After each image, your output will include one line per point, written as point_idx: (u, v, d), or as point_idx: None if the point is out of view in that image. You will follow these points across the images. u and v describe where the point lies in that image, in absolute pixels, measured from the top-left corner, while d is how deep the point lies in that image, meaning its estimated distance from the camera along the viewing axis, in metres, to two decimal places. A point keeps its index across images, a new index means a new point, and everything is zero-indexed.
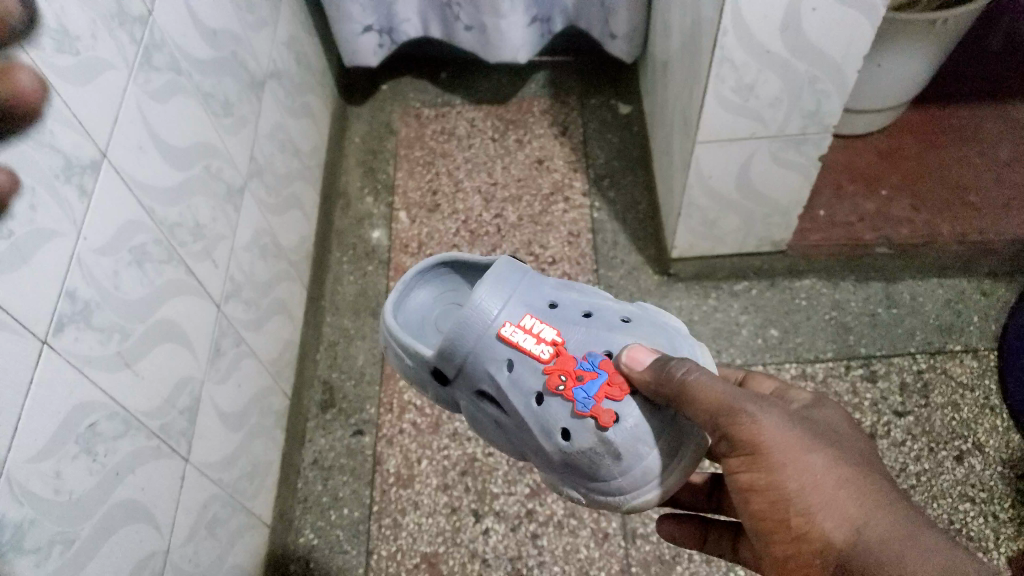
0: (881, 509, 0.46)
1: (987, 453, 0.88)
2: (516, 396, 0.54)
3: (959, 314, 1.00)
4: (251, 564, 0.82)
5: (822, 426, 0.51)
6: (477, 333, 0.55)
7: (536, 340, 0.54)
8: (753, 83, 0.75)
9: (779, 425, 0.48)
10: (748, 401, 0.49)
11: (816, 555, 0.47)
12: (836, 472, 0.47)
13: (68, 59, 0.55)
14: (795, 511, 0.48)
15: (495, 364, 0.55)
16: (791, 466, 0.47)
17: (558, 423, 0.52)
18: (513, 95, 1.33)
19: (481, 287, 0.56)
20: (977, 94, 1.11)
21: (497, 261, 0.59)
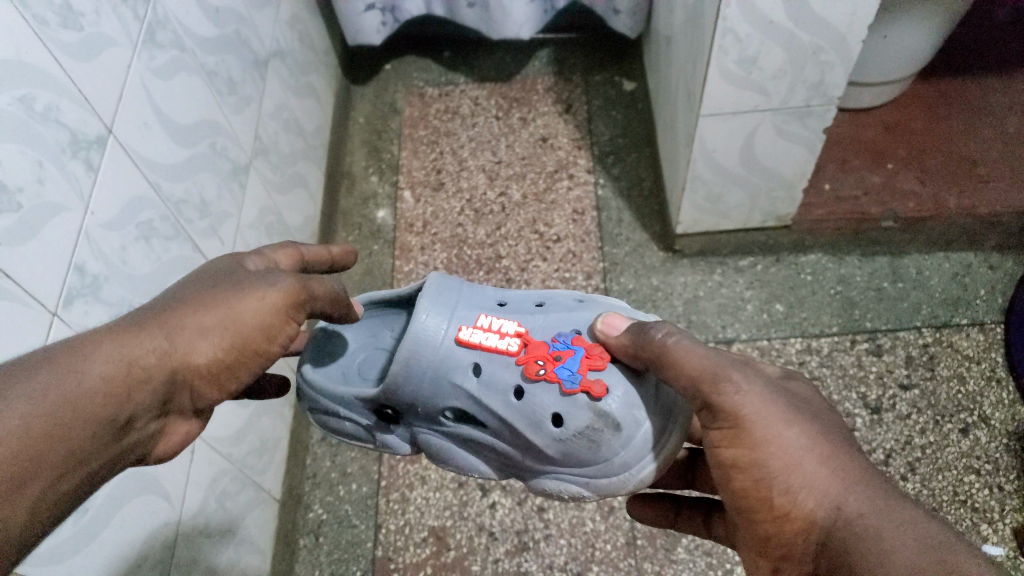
0: (861, 486, 0.45)
1: (992, 425, 0.88)
2: (492, 396, 0.53)
3: (965, 288, 1.00)
4: (262, 538, 0.83)
5: (803, 400, 0.50)
6: (434, 345, 0.54)
7: (500, 336, 0.54)
8: (757, 55, 0.75)
9: (762, 398, 0.48)
10: (731, 372, 0.48)
11: (799, 535, 0.46)
12: (817, 450, 0.47)
13: (72, 34, 0.55)
14: (777, 489, 0.47)
15: (459, 372, 0.54)
16: (773, 442, 0.47)
17: (548, 408, 0.52)
18: (517, 72, 1.33)
19: (424, 307, 0.55)
20: (983, 66, 1.10)
21: (428, 277, 0.58)
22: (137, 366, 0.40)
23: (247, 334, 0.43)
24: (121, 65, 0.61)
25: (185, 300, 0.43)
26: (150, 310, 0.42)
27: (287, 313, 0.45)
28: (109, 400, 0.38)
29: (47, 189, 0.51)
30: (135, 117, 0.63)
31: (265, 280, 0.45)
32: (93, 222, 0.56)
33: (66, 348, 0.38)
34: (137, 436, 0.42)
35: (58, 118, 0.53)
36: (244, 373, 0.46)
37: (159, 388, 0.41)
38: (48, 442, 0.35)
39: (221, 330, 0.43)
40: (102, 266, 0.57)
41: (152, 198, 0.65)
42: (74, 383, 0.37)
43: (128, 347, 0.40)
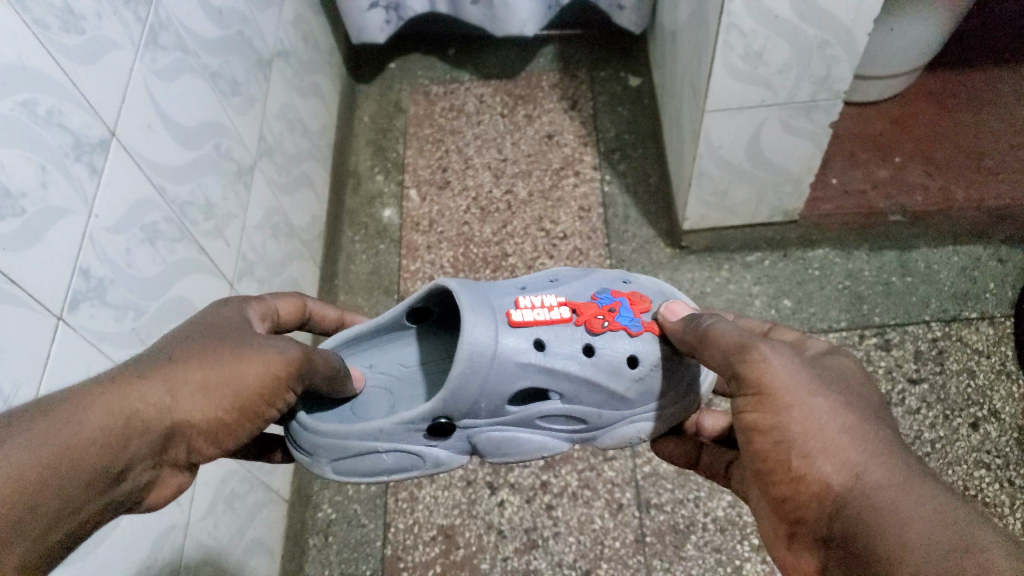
0: (885, 455, 0.43)
1: (1003, 419, 0.88)
2: (564, 361, 0.55)
3: (975, 282, 0.99)
4: (272, 538, 0.83)
5: (838, 372, 0.49)
6: (493, 333, 0.53)
7: (547, 308, 0.56)
8: (762, 50, 0.74)
9: (790, 368, 0.48)
10: (760, 344, 0.50)
11: (814, 498, 0.46)
12: (841, 418, 0.46)
13: (75, 38, 0.56)
14: (796, 451, 0.46)
15: (522, 352, 0.54)
16: (795, 408, 0.47)
17: (624, 352, 0.56)
18: (522, 69, 1.32)
19: (466, 314, 0.53)
20: (992, 58, 1.09)
21: (441, 280, 0.57)
22: (139, 417, 0.40)
23: (248, 395, 0.45)
24: (124, 68, 0.61)
25: (188, 352, 0.44)
26: (154, 359, 0.43)
27: (282, 376, 0.47)
28: (108, 449, 0.39)
29: (51, 192, 0.51)
30: (139, 120, 0.63)
31: (269, 345, 0.47)
32: (97, 225, 0.56)
33: (71, 394, 0.39)
34: (129, 485, 0.42)
35: (61, 122, 0.53)
36: (239, 432, 0.47)
37: (156, 440, 0.42)
38: (45, 487, 0.36)
39: (222, 389, 0.44)
40: (107, 269, 0.57)
41: (156, 200, 0.65)
42: (76, 430, 0.37)
43: (133, 397, 0.40)
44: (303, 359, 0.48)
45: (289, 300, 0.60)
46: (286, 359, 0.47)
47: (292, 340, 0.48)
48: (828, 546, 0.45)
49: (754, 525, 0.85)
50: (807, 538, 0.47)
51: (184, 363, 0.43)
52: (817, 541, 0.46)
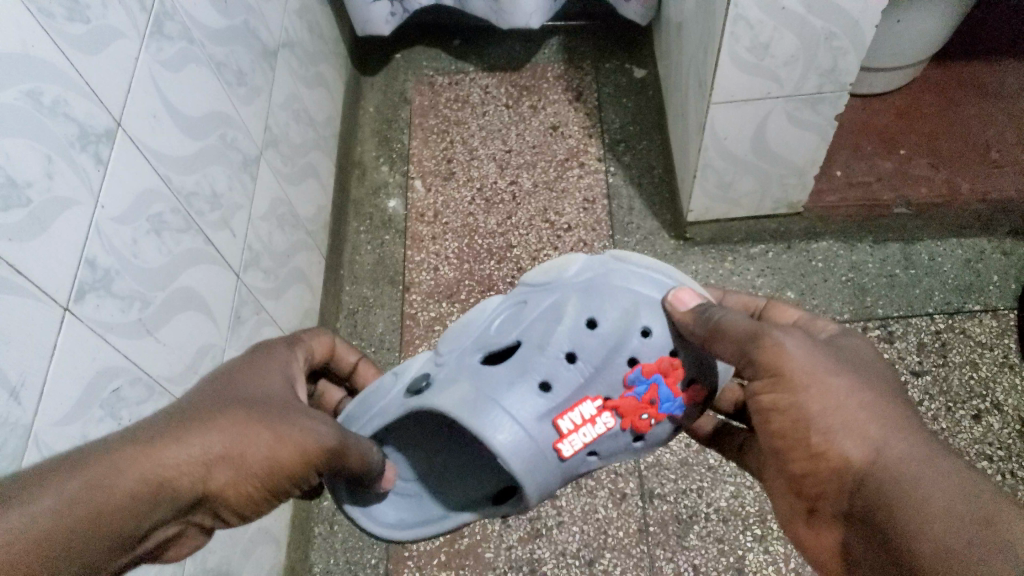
0: (903, 433, 0.44)
1: (1005, 411, 0.88)
2: (615, 454, 0.58)
3: (978, 274, 0.99)
4: (278, 526, 0.84)
5: (847, 353, 0.49)
6: (552, 466, 0.52)
7: (593, 424, 0.55)
8: (768, 42, 0.74)
9: (806, 351, 0.48)
10: (774, 333, 0.49)
11: (834, 473, 0.46)
12: (859, 395, 0.46)
13: (80, 28, 0.56)
14: (814, 430, 0.47)
15: (579, 468, 0.56)
16: (815, 387, 0.46)
17: (672, 427, 0.58)
18: (527, 60, 1.32)
19: (517, 461, 0.50)
20: (997, 50, 1.09)
21: (454, 416, 0.50)
22: (172, 485, 0.38)
23: (280, 476, 0.43)
24: (128, 58, 0.62)
25: (236, 421, 0.41)
26: (201, 419, 0.40)
27: (316, 461, 0.45)
28: (135, 517, 0.36)
29: (56, 182, 0.52)
30: (144, 110, 0.63)
31: (311, 429, 0.45)
32: (103, 215, 0.57)
33: (111, 455, 0.36)
34: (140, 547, 0.39)
35: (67, 112, 0.53)
36: (259, 507, 0.45)
37: (181, 509, 0.39)
38: (66, 553, 0.33)
39: (256, 468, 0.42)
40: (113, 260, 0.57)
41: (162, 190, 0.65)
42: (108, 496, 0.35)
43: (172, 466, 0.38)
44: (336, 448, 0.46)
45: (319, 341, 0.62)
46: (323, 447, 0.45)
47: (331, 427, 0.46)
48: (849, 521, 0.46)
49: (757, 515, 0.85)
50: (826, 513, 0.49)
51: (229, 432, 0.41)
52: (839, 514, 0.47)
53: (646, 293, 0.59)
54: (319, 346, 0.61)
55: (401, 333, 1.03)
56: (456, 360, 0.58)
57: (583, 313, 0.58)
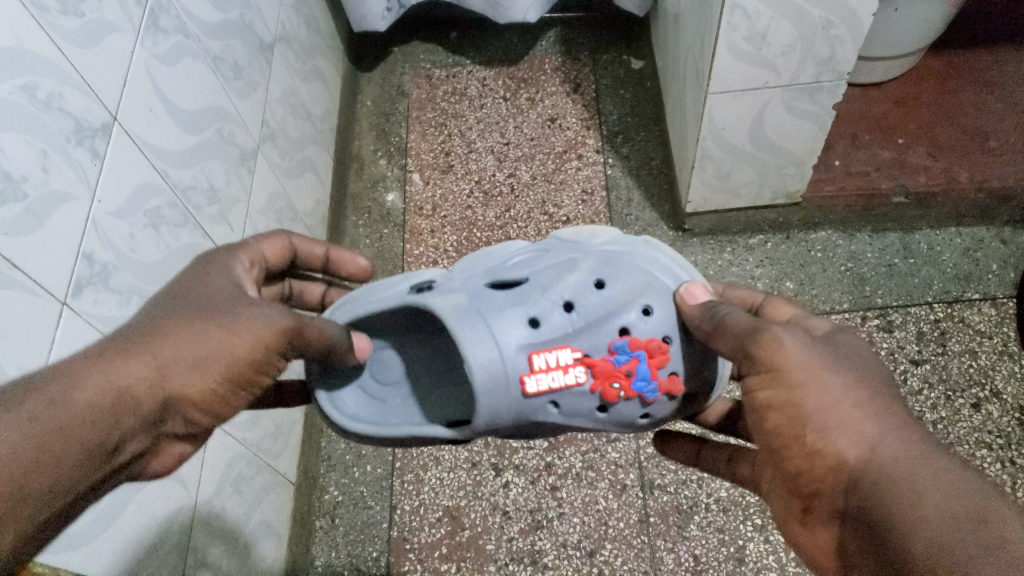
0: (898, 431, 0.43)
1: (1004, 399, 0.88)
2: (579, 418, 0.56)
3: (977, 262, 0.99)
4: (279, 519, 0.84)
5: (844, 348, 0.48)
6: (507, 403, 0.53)
7: (563, 371, 0.54)
8: (766, 31, 0.74)
9: (804, 348, 0.47)
10: (770, 328, 0.48)
11: (829, 471, 0.45)
12: (857, 393, 0.45)
13: (74, 22, 0.56)
14: (811, 427, 0.45)
15: (538, 411, 0.55)
16: (812, 384, 0.45)
17: (637, 412, 0.57)
18: (525, 52, 1.32)
19: (478, 373, 0.51)
20: (995, 38, 1.09)
21: (447, 324, 0.52)
22: (127, 393, 0.40)
23: (242, 367, 0.44)
24: (123, 52, 0.61)
25: (178, 323, 0.43)
26: (139, 333, 0.42)
27: (277, 347, 0.46)
28: (99, 428, 0.38)
29: (53, 177, 0.52)
30: (140, 104, 0.63)
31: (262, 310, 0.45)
32: (100, 210, 0.57)
33: (58, 376, 0.38)
34: (127, 458, 0.41)
35: (62, 106, 0.53)
36: (233, 400, 0.46)
37: (148, 414, 0.41)
38: (36, 471, 0.35)
39: (211, 362, 0.43)
40: (111, 255, 0.57)
41: (159, 184, 0.65)
42: (61, 414, 0.37)
43: (119, 375, 0.40)
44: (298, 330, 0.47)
45: (269, 244, 0.58)
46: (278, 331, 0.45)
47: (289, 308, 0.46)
48: (843, 520, 0.45)
49: (757, 505, 0.85)
50: (819, 512, 0.47)
51: (173, 336, 0.42)
52: (833, 515, 0.46)
53: (665, 279, 0.58)
54: (267, 250, 0.57)
55: None
56: (465, 278, 0.58)
57: (596, 275, 0.58)
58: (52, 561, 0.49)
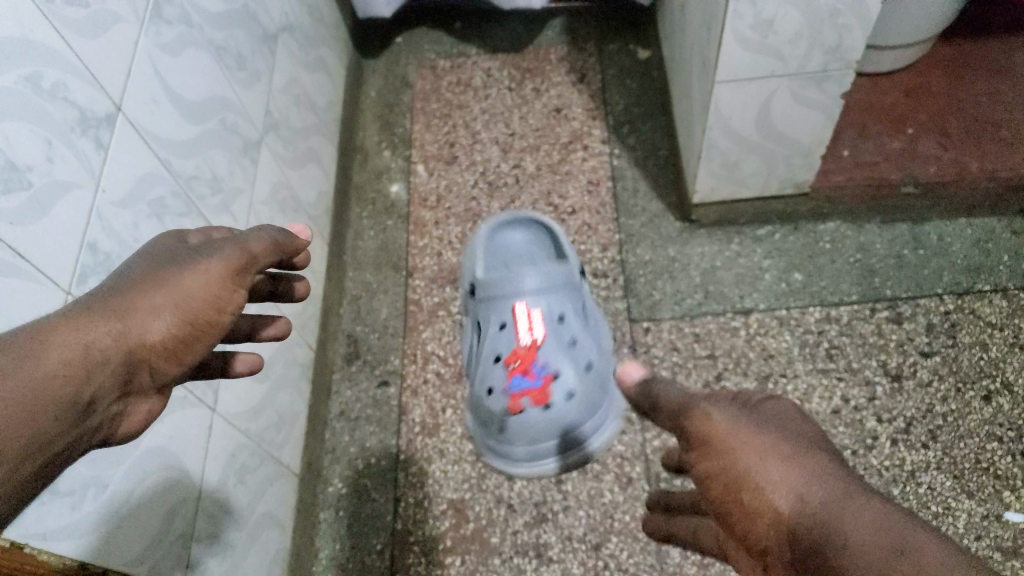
0: (830, 479, 0.42)
1: (1016, 392, 0.87)
2: None
3: (988, 254, 0.97)
4: (283, 511, 0.84)
5: (777, 416, 0.49)
6: None
7: None
8: (774, 19, 0.72)
9: (731, 419, 0.48)
10: (700, 402, 0.50)
11: (767, 530, 0.43)
12: (786, 451, 0.45)
13: (78, 11, 0.55)
14: (746, 489, 0.45)
15: None
16: (740, 447, 0.46)
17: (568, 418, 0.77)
18: (530, 42, 1.31)
19: None
20: (1007, 26, 1.07)
21: None
22: (95, 347, 0.39)
23: (199, 308, 0.43)
24: (128, 42, 0.61)
25: (137, 283, 0.42)
26: (101, 295, 0.41)
27: (231, 283, 0.45)
28: (73, 382, 0.37)
29: (56, 167, 0.51)
30: (144, 94, 0.63)
31: (204, 253, 0.45)
32: (104, 200, 0.56)
33: (24, 331, 0.36)
34: (99, 423, 0.40)
35: (66, 96, 0.53)
36: (198, 349, 0.45)
37: (119, 368, 0.40)
38: (17, 425, 0.34)
39: (170, 307, 0.42)
40: (114, 245, 0.57)
41: (163, 174, 0.65)
42: (34, 367, 0.35)
43: (85, 330, 0.38)
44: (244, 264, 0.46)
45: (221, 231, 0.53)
46: (226, 265, 0.45)
47: (231, 244, 0.46)
48: None
49: None
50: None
51: (130, 294, 0.42)
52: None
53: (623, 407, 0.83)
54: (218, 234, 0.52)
55: (405, 317, 1.04)
56: None
57: None
58: (59, 549, 0.48)
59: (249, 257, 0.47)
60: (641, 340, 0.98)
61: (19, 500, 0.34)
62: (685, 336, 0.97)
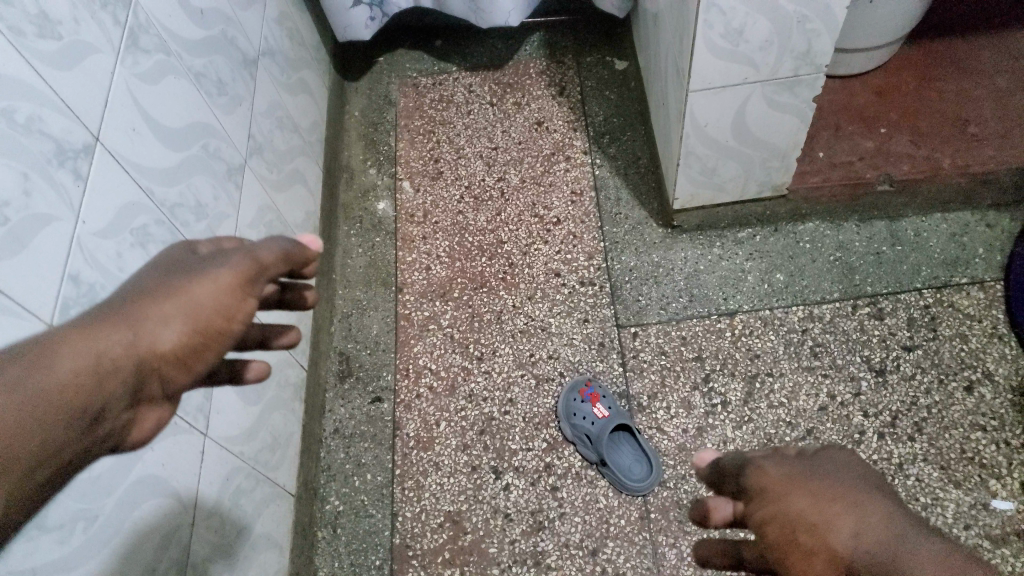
0: (891, 523, 0.40)
1: (996, 380, 0.89)
2: None
3: (965, 247, 1.00)
4: (282, 531, 0.85)
5: (837, 467, 0.45)
6: None
7: None
8: (743, 27, 0.74)
9: (791, 472, 0.45)
10: (759, 460, 0.47)
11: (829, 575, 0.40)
12: (851, 497, 0.42)
13: (52, 44, 0.57)
14: (803, 532, 0.41)
15: None
16: (793, 490, 0.43)
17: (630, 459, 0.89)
18: (509, 57, 1.33)
19: None
20: (972, 25, 1.10)
21: None
22: (104, 357, 0.39)
23: (208, 316, 0.43)
24: (103, 72, 0.62)
25: (147, 293, 0.42)
26: (112, 306, 0.42)
27: (240, 291, 0.45)
28: (81, 392, 0.38)
29: (34, 201, 0.52)
30: (122, 123, 0.64)
31: (211, 263, 0.45)
32: (85, 231, 0.57)
33: (34, 344, 0.37)
34: (109, 429, 0.41)
35: (42, 129, 0.54)
36: (211, 358, 0.45)
37: (129, 378, 0.40)
38: (23, 436, 0.35)
39: (179, 318, 0.42)
40: (97, 274, 0.58)
41: (145, 203, 0.66)
42: (42, 379, 0.36)
43: (94, 341, 0.39)
44: (253, 270, 0.45)
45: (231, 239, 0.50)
46: (236, 273, 0.44)
47: (241, 253, 0.45)
48: None
49: None
50: None
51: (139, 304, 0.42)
52: None
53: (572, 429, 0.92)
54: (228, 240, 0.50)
55: (395, 334, 1.05)
56: None
57: None
58: None
59: (258, 266, 0.46)
60: (629, 345, 0.99)
61: (25, 509, 0.36)
62: (672, 340, 0.99)
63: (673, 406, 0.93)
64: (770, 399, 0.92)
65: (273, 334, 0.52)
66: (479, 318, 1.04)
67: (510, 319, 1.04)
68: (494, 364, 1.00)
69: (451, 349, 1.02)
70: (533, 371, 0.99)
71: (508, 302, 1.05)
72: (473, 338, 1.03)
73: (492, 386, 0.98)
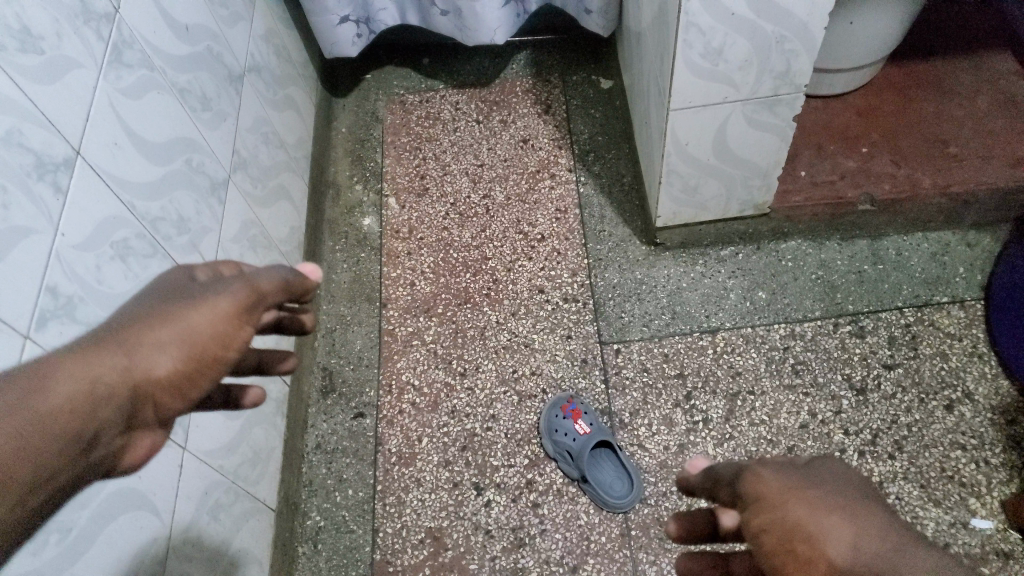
0: (883, 534, 0.39)
1: (976, 400, 0.90)
2: None
3: (945, 267, 1.01)
4: (262, 547, 0.84)
5: (832, 476, 0.43)
6: None
7: None
8: (721, 47, 0.75)
9: (785, 475, 0.43)
10: (754, 465, 0.44)
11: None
12: (847, 505, 0.41)
13: (33, 58, 0.57)
14: (800, 535, 0.40)
15: None
16: (790, 492, 0.41)
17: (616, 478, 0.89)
18: (496, 76, 1.34)
19: None
20: (951, 48, 1.11)
21: None
22: (100, 383, 0.38)
23: (205, 344, 0.42)
24: (85, 87, 0.62)
25: (145, 318, 0.41)
26: (109, 330, 0.40)
27: (239, 318, 0.43)
28: (76, 419, 0.36)
29: (13, 213, 0.53)
30: (104, 138, 0.64)
31: (210, 290, 0.43)
32: (64, 243, 0.58)
33: (30, 367, 0.36)
34: (101, 455, 0.39)
35: (21, 142, 0.54)
36: (206, 385, 0.43)
37: (124, 405, 0.39)
38: (18, 462, 0.33)
39: (176, 344, 0.41)
40: (76, 287, 0.58)
41: (126, 217, 0.66)
42: (37, 404, 0.35)
43: (89, 366, 0.38)
44: (252, 298, 0.44)
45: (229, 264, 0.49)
46: (234, 302, 0.43)
47: (239, 281, 0.44)
48: None
49: None
50: None
51: (136, 328, 0.40)
52: None
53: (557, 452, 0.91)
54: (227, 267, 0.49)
55: (379, 349, 1.05)
56: None
57: None
58: None
59: (257, 295, 0.45)
60: (612, 361, 0.99)
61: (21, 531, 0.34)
62: (654, 357, 0.99)
63: (655, 423, 0.93)
64: (752, 416, 0.92)
65: (270, 358, 0.52)
66: (462, 334, 1.05)
67: (493, 334, 1.04)
68: (477, 380, 1.00)
69: (434, 365, 1.02)
70: (516, 388, 0.99)
71: (492, 318, 1.05)
72: (457, 354, 1.03)
73: (475, 402, 0.98)
